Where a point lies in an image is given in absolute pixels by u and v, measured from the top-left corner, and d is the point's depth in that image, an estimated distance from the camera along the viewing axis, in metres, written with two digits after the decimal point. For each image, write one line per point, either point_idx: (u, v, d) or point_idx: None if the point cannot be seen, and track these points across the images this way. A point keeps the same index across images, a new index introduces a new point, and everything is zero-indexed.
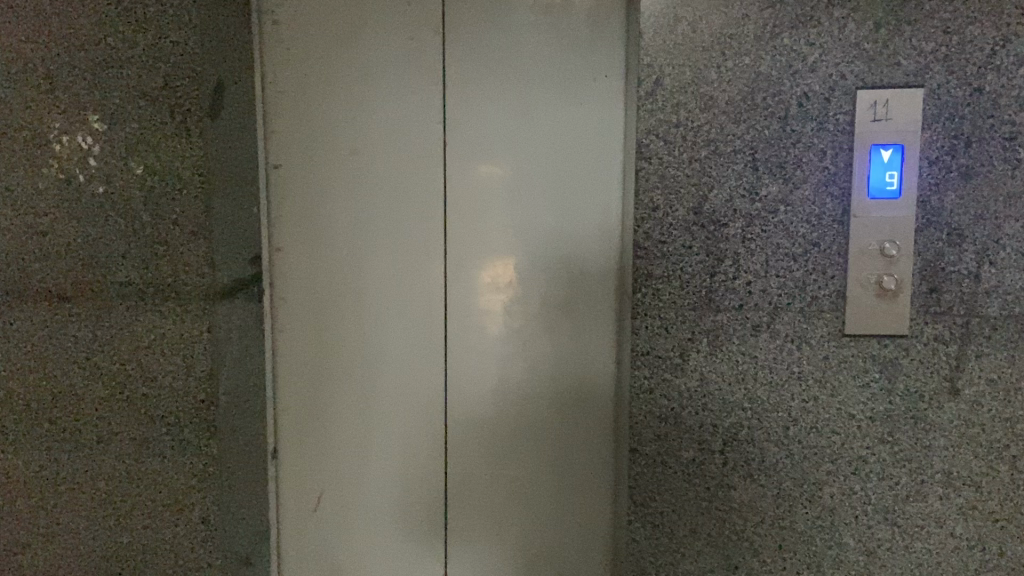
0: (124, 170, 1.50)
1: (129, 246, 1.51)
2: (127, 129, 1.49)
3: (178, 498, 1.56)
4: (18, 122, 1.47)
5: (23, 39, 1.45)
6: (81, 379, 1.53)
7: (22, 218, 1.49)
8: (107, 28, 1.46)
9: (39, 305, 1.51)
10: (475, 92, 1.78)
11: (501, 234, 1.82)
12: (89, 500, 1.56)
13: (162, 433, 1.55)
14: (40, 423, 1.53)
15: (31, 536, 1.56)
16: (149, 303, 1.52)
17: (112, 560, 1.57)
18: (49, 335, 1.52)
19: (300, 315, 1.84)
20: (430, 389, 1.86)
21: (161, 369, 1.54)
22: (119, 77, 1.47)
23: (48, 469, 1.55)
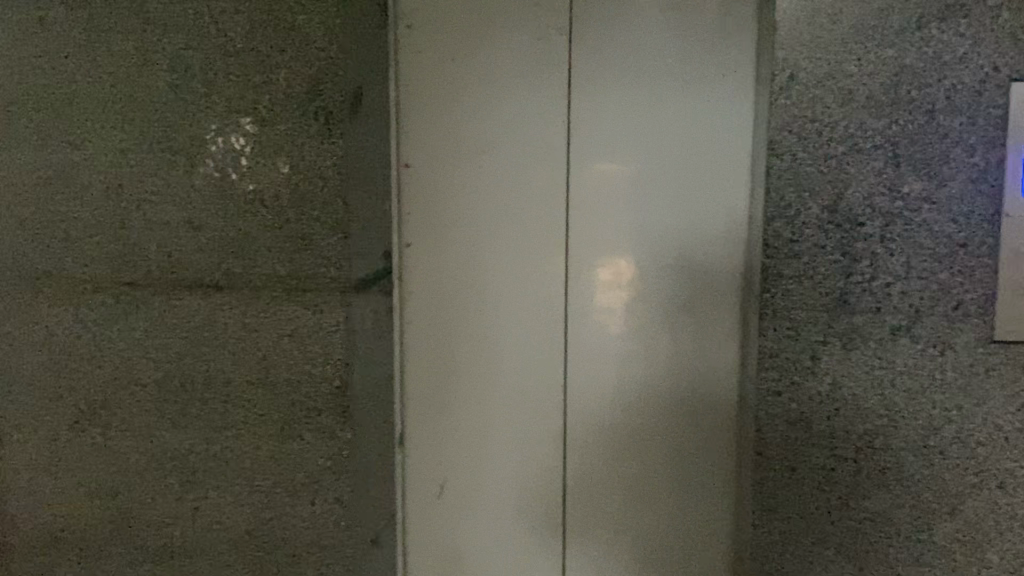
0: (272, 169, 1.60)
1: (275, 241, 1.61)
2: (276, 130, 1.59)
3: (316, 478, 1.66)
4: (179, 125, 1.60)
5: (186, 47, 1.58)
6: (230, 363, 1.65)
7: (181, 213, 1.62)
8: (260, 37, 1.57)
9: (194, 294, 1.64)
10: (600, 91, 1.79)
11: (624, 233, 1.82)
12: (234, 477, 1.67)
13: (302, 416, 1.65)
14: (194, 403, 1.66)
15: (183, 508, 1.69)
16: (291, 293, 1.63)
17: (255, 533, 1.68)
18: (203, 321, 1.64)
19: (426, 309, 1.88)
20: (550, 385, 1.88)
21: (302, 356, 1.64)
22: (269, 81, 1.58)
23: (199, 445, 1.67)
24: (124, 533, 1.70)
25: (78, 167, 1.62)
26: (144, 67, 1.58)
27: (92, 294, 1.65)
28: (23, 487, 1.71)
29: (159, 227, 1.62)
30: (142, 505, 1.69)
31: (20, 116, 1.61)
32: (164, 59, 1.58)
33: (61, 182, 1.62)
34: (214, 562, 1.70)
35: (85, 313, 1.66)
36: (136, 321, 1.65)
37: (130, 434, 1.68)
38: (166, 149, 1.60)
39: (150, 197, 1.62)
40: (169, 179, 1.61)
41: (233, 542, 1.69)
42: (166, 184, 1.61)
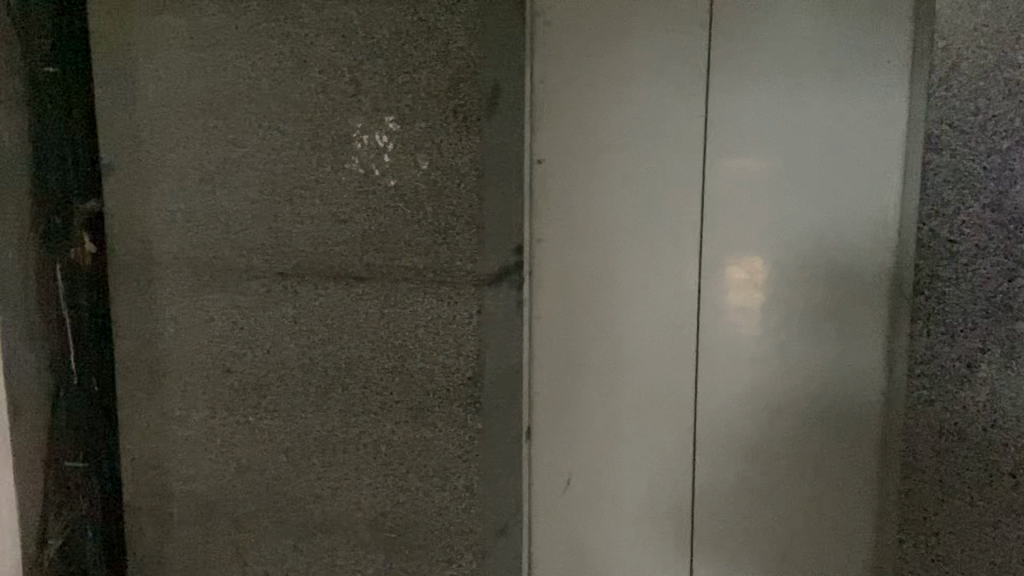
0: (412, 165, 1.65)
1: (414, 234, 1.67)
2: (417, 128, 1.64)
3: (447, 466, 1.71)
4: (327, 123, 1.68)
5: (335, 49, 1.65)
6: (369, 351, 1.72)
7: (328, 207, 1.70)
8: (404, 37, 1.62)
9: (338, 284, 1.72)
10: (740, 86, 1.75)
11: (761, 231, 1.78)
12: (371, 460, 1.75)
13: (435, 405, 1.70)
14: (336, 388, 1.75)
15: (323, 487, 1.78)
16: (427, 286, 1.68)
17: (389, 515, 1.75)
18: (346, 310, 1.72)
19: (556, 304, 1.89)
20: (680, 383, 1.86)
21: (436, 346, 1.68)
22: (412, 80, 1.63)
23: (340, 428, 1.76)
24: (269, 509, 1.81)
25: (237, 164, 1.73)
26: (298, 69, 1.67)
27: (247, 282, 1.76)
28: (182, 459, 1.85)
29: (307, 220, 1.71)
30: (286, 483, 1.80)
31: (188, 117, 1.74)
32: (316, 62, 1.66)
33: (222, 178, 1.74)
34: (351, 540, 1.78)
35: (240, 300, 1.77)
36: (285, 309, 1.75)
37: (278, 414, 1.78)
38: (316, 147, 1.69)
39: (300, 191, 1.71)
40: (318, 175, 1.70)
41: (368, 522, 1.76)
42: (315, 179, 1.70)
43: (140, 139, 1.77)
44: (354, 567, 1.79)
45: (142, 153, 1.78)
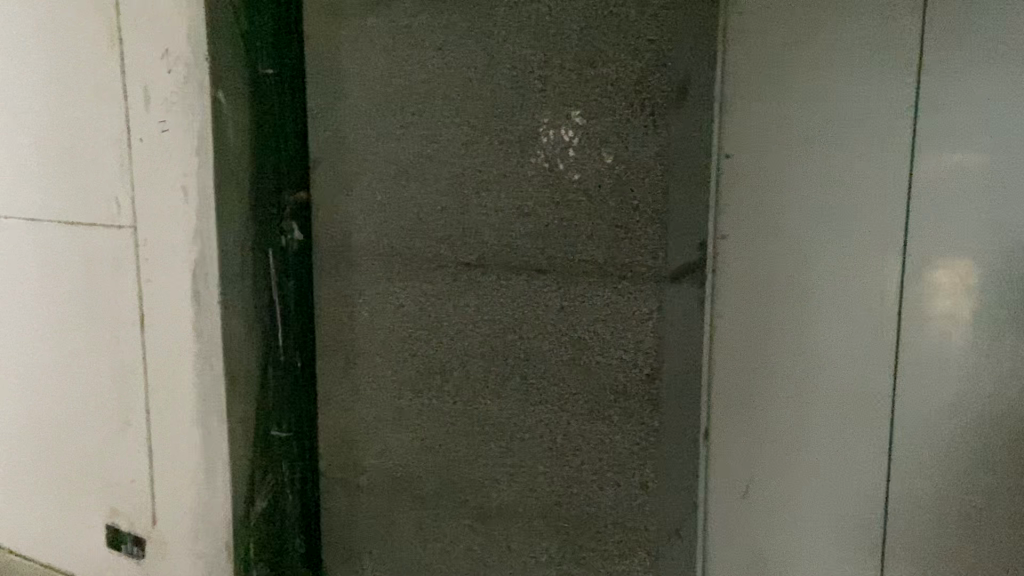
0: (597, 159, 1.65)
1: (597, 229, 1.67)
2: (603, 122, 1.64)
3: (622, 462, 1.70)
4: (515, 118, 1.72)
5: (525, 45, 1.69)
6: (547, 342, 1.75)
7: (513, 200, 1.74)
8: (594, 32, 1.63)
9: (521, 276, 1.76)
10: (955, 78, 1.62)
11: (974, 234, 1.64)
12: (546, 450, 1.78)
13: (612, 399, 1.70)
14: (515, 377, 1.79)
15: (501, 472, 1.83)
16: (609, 280, 1.67)
17: (564, 506, 1.77)
18: (527, 301, 1.76)
19: (741, 304, 1.82)
20: (874, 394, 1.75)
21: (615, 341, 1.68)
22: (600, 75, 1.63)
23: (517, 417, 1.80)
24: (450, 489, 1.89)
25: (429, 158, 1.81)
26: (490, 67, 1.73)
27: (435, 272, 1.85)
28: (372, 436, 1.97)
29: (494, 213, 1.76)
30: (466, 465, 1.87)
31: (388, 114, 1.85)
32: (507, 58, 1.71)
33: (416, 172, 1.83)
34: (526, 526, 1.82)
35: (428, 288, 1.86)
36: (469, 299, 1.81)
37: (460, 399, 1.86)
38: (503, 141, 1.73)
39: (487, 185, 1.76)
40: (505, 169, 1.74)
41: (542, 510, 1.79)
42: (502, 172, 1.74)
43: (344, 134, 1.91)
44: (527, 553, 1.82)
45: (345, 149, 1.91)
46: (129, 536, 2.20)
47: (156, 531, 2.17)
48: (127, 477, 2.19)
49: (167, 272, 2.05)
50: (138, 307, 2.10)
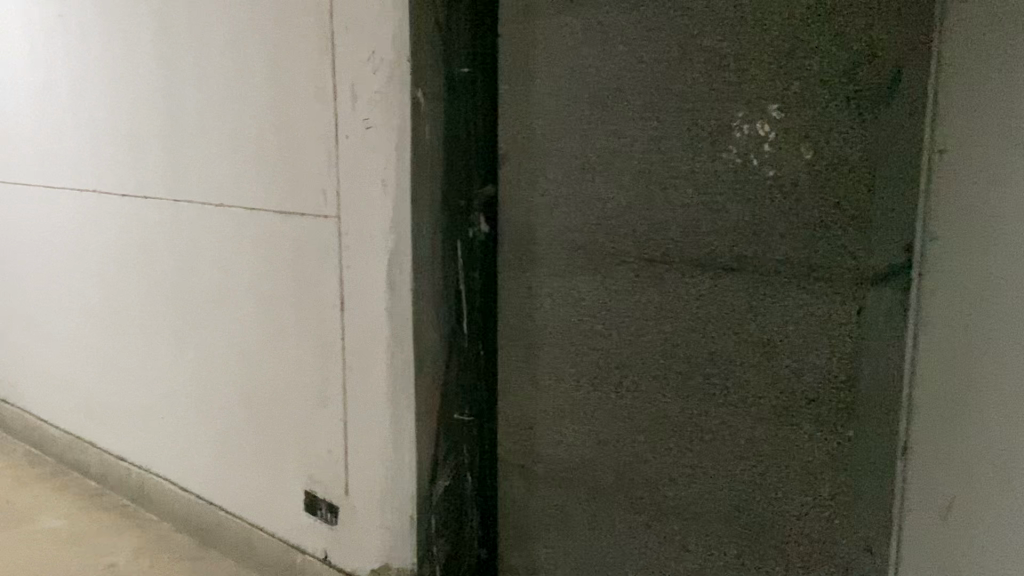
0: (795, 154, 1.59)
1: (792, 227, 1.61)
2: (803, 117, 1.58)
3: (811, 471, 1.64)
4: (707, 113, 1.69)
5: (722, 38, 1.65)
6: (733, 343, 1.71)
7: (701, 196, 1.71)
8: (797, 23, 1.56)
9: (707, 274, 1.72)
10: None
11: None
12: (728, 452, 1.74)
13: (801, 406, 1.64)
14: (696, 377, 1.76)
15: (679, 472, 1.81)
16: (803, 282, 1.61)
17: (745, 511, 1.73)
18: (712, 299, 1.72)
19: (951, 313, 1.52)
20: None
21: (807, 345, 1.62)
22: (802, 68, 1.57)
23: (697, 417, 1.77)
24: (626, 485, 1.90)
25: (616, 153, 1.82)
26: (683, 61, 1.71)
27: (618, 267, 1.85)
28: (550, 426, 2.02)
29: (680, 209, 1.74)
30: (643, 463, 1.86)
31: (577, 109, 1.87)
32: (701, 52, 1.68)
33: (602, 167, 1.85)
34: (703, 529, 1.79)
35: (610, 283, 1.87)
36: (651, 295, 1.81)
37: (638, 397, 1.86)
38: (695, 136, 1.71)
39: (674, 181, 1.75)
40: (694, 164, 1.72)
41: (722, 514, 1.76)
42: (691, 169, 1.72)
43: (533, 130, 1.96)
44: (703, 555, 1.79)
45: (533, 145, 1.96)
46: (324, 502, 2.38)
47: (348, 500, 2.32)
48: (323, 448, 2.36)
49: (365, 260, 2.18)
50: (340, 292, 2.25)
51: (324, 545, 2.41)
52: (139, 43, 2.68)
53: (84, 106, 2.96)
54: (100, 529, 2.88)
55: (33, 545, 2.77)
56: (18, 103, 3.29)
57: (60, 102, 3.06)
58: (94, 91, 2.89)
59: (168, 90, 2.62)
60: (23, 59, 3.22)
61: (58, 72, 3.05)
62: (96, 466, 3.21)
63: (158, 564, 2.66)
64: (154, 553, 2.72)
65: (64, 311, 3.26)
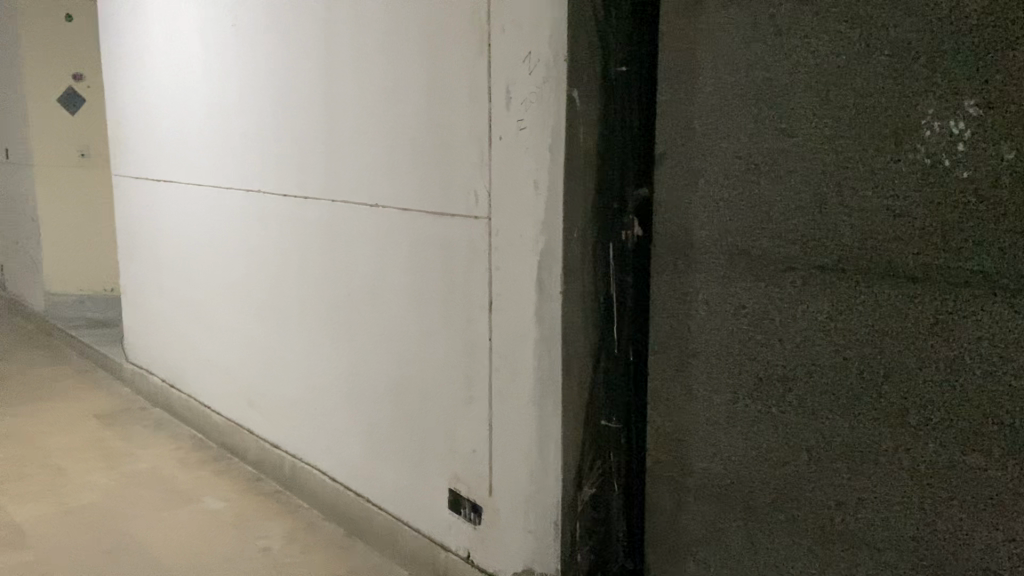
0: (993, 154, 1.44)
1: (987, 234, 1.46)
2: (1004, 113, 1.43)
3: (1003, 502, 1.48)
4: (891, 109, 1.56)
5: (909, 28, 1.52)
6: (914, 358, 1.57)
7: (880, 199, 1.59)
8: (1000, 10, 1.41)
9: (886, 282, 1.60)
10: None
11: None
12: (904, 477, 1.60)
13: (993, 430, 1.48)
14: (870, 393, 1.64)
15: (848, 495, 1.69)
16: (999, 294, 1.46)
17: (922, 542, 1.59)
18: (891, 311, 1.59)
19: None
20: None
21: (1002, 364, 1.46)
22: (1004, 59, 1.42)
23: (870, 437, 1.65)
24: (787, 504, 1.80)
25: (785, 153, 1.73)
26: (864, 54, 1.59)
27: (783, 273, 1.75)
28: (703, 437, 1.95)
29: (856, 213, 1.63)
30: (806, 481, 1.76)
31: (743, 107, 1.79)
32: (886, 43, 1.56)
33: (769, 168, 1.76)
34: (873, 556, 1.67)
35: (773, 290, 1.77)
36: (822, 304, 1.69)
37: (803, 412, 1.75)
38: (876, 134, 1.59)
39: (850, 182, 1.63)
40: (874, 165, 1.60)
41: (895, 542, 1.63)
42: (870, 170, 1.60)
43: (693, 129, 1.89)
44: None
45: (694, 145, 1.89)
46: (468, 501, 2.40)
47: (492, 501, 2.32)
48: (468, 447, 2.38)
49: (515, 262, 2.16)
50: (489, 292, 2.25)
51: (467, 544, 2.42)
52: (303, 50, 2.80)
53: (251, 111, 3.12)
54: (256, 513, 3.03)
55: (196, 524, 2.94)
56: (191, 109, 3.51)
57: (229, 108, 3.25)
58: (260, 97, 3.05)
59: (329, 94, 2.72)
60: (196, 68, 3.43)
61: (227, 80, 3.23)
62: (253, 453, 3.39)
63: (309, 550, 2.77)
64: (305, 540, 2.84)
65: (227, 305, 3.45)
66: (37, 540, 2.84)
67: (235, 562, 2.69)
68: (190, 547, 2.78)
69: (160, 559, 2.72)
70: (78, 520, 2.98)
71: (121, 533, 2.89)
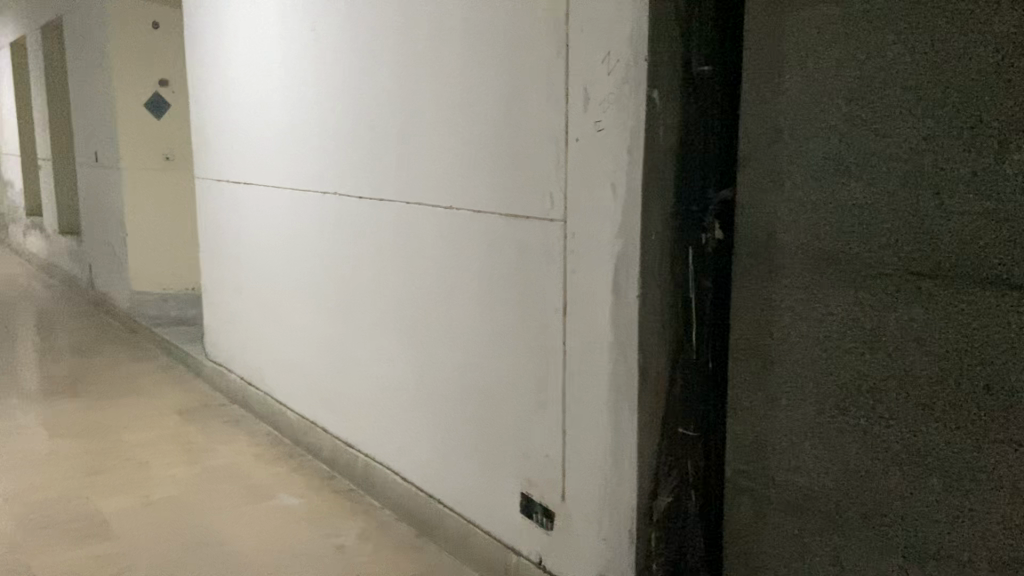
0: None
1: None
2: None
3: None
4: (996, 108, 1.49)
5: (1018, 23, 1.45)
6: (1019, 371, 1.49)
7: (984, 203, 1.52)
8: None
9: (988, 291, 1.52)
10: None
11: None
12: (1006, 495, 1.53)
13: None
14: (970, 407, 1.56)
15: (943, 513, 1.61)
16: None
17: None
18: (993, 321, 1.51)
19: None
20: None
21: None
22: None
23: (968, 453, 1.57)
24: (875, 520, 1.72)
25: (878, 153, 1.66)
26: (967, 51, 1.52)
27: (874, 279, 1.68)
28: (786, 448, 1.88)
29: (956, 217, 1.55)
30: (897, 497, 1.68)
31: (833, 106, 1.72)
32: (990, 39, 1.48)
33: (861, 169, 1.69)
34: None
35: (864, 297, 1.70)
36: (916, 312, 1.62)
37: (894, 425, 1.67)
38: (978, 134, 1.51)
39: (949, 185, 1.56)
40: (976, 167, 1.52)
41: (995, 563, 1.55)
42: (972, 172, 1.53)
43: (779, 129, 1.84)
44: None
45: (779, 146, 1.84)
46: (540, 506, 2.38)
47: (565, 507, 2.29)
48: (541, 452, 2.36)
49: (591, 265, 2.12)
50: (564, 296, 2.22)
51: (540, 549, 2.40)
52: (381, 54, 2.83)
53: (329, 115, 3.17)
54: (330, 510, 3.08)
55: (272, 521, 3.00)
56: (270, 113, 3.59)
57: (308, 112, 3.31)
58: (339, 101, 3.09)
59: (407, 98, 2.74)
60: (276, 72, 3.51)
61: (307, 84, 3.29)
62: (327, 451, 3.45)
63: (382, 550, 2.80)
64: (377, 539, 2.86)
65: (303, 305, 3.52)
66: (122, 532, 2.94)
67: (309, 560, 2.73)
68: (266, 543, 2.84)
69: (239, 554, 2.77)
70: (160, 513, 3.07)
71: (201, 527, 2.96)
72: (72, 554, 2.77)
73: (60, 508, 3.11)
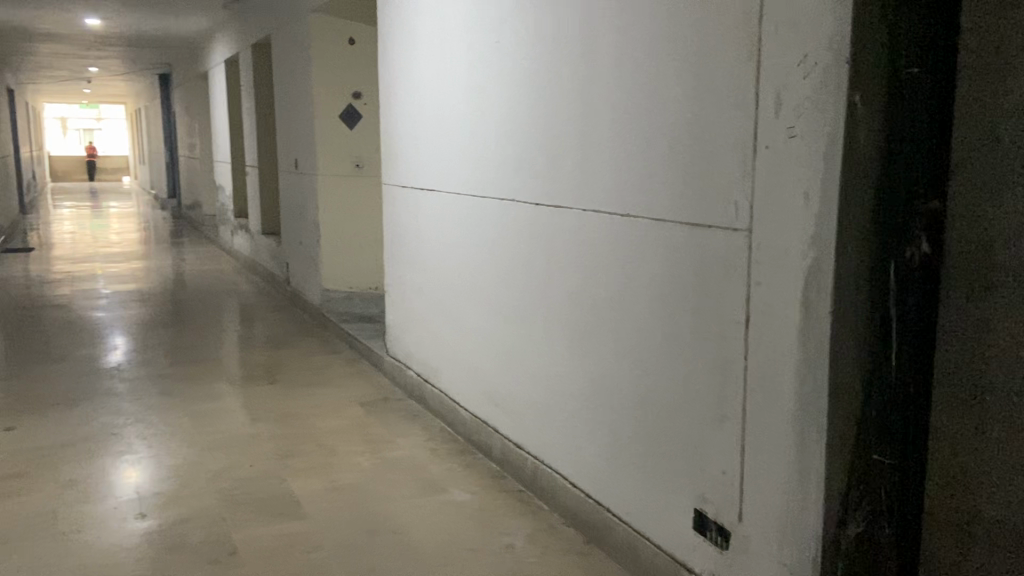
0: None
1: None
2: None
3: None
4: None
5: None
6: None
7: None
8: None
9: None
10: None
11: None
12: None
13: None
14: None
15: None
16: None
17: None
18: None
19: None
20: None
21: None
22: None
23: None
24: None
25: None
26: None
27: None
28: (997, 477, 1.80)
29: None
30: None
31: None
32: None
33: None
34: None
35: None
36: None
37: None
38: None
39: None
40: None
41: None
42: None
43: (1002, 139, 1.76)
44: None
45: (1001, 157, 1.76)
46: (715, 525, 2.31)
47: (740, 527, 2.21)
48: (716, 468, 2.29)
49: (778, 279, 2.01)
50: (747, 310, 2.13)
51: (712, 569, 2.34)
52: (565, 62, 2.86)
53: (511, 123, 3.25)
54: (499, 509, 3.16)
55: (445, 514, 3.12)
56: (455, 122, 3.74)
57: (491, 120, 3.41)
58: (520, 109, 3.17)
59: (587, 106, 2.76)
60: (462, 83, 3.64)
61: (490, 95, 3.39)
62: (497, 450, 3.54)
63: (550, 552, 2.83)
64: (545, 542, 2.90)
65: (478, 308, 3.63)
66: (311, 513, 3.16)
67: (479, 555, 2.81)
68: (439, 535, 2.95)
69: (412, 543, 2.90)
70: (344, 499, 3.27)
71: (380, 514, 3.13)
72: (268, 530, 3.01)
73: (257, 487, 3.38)
